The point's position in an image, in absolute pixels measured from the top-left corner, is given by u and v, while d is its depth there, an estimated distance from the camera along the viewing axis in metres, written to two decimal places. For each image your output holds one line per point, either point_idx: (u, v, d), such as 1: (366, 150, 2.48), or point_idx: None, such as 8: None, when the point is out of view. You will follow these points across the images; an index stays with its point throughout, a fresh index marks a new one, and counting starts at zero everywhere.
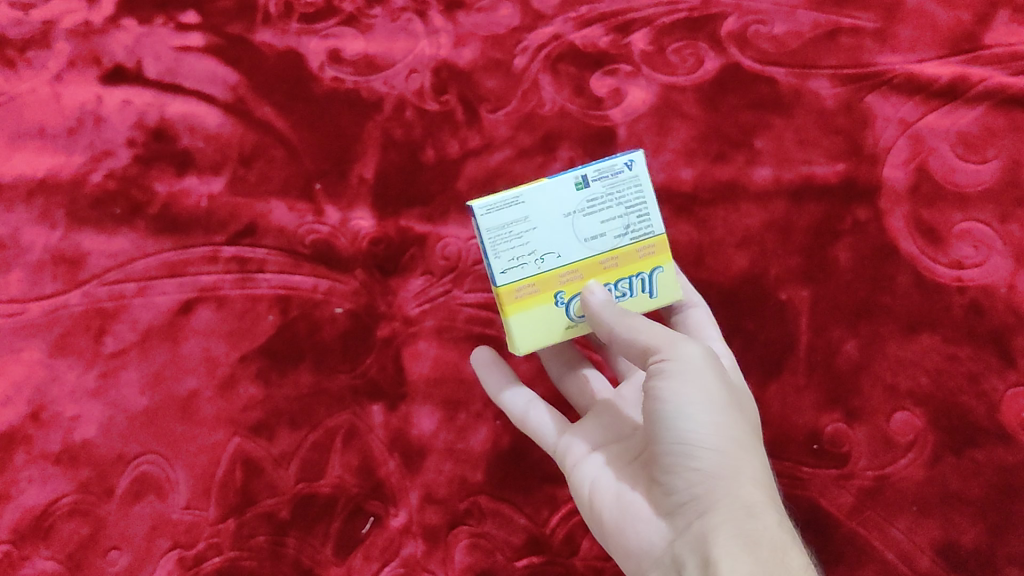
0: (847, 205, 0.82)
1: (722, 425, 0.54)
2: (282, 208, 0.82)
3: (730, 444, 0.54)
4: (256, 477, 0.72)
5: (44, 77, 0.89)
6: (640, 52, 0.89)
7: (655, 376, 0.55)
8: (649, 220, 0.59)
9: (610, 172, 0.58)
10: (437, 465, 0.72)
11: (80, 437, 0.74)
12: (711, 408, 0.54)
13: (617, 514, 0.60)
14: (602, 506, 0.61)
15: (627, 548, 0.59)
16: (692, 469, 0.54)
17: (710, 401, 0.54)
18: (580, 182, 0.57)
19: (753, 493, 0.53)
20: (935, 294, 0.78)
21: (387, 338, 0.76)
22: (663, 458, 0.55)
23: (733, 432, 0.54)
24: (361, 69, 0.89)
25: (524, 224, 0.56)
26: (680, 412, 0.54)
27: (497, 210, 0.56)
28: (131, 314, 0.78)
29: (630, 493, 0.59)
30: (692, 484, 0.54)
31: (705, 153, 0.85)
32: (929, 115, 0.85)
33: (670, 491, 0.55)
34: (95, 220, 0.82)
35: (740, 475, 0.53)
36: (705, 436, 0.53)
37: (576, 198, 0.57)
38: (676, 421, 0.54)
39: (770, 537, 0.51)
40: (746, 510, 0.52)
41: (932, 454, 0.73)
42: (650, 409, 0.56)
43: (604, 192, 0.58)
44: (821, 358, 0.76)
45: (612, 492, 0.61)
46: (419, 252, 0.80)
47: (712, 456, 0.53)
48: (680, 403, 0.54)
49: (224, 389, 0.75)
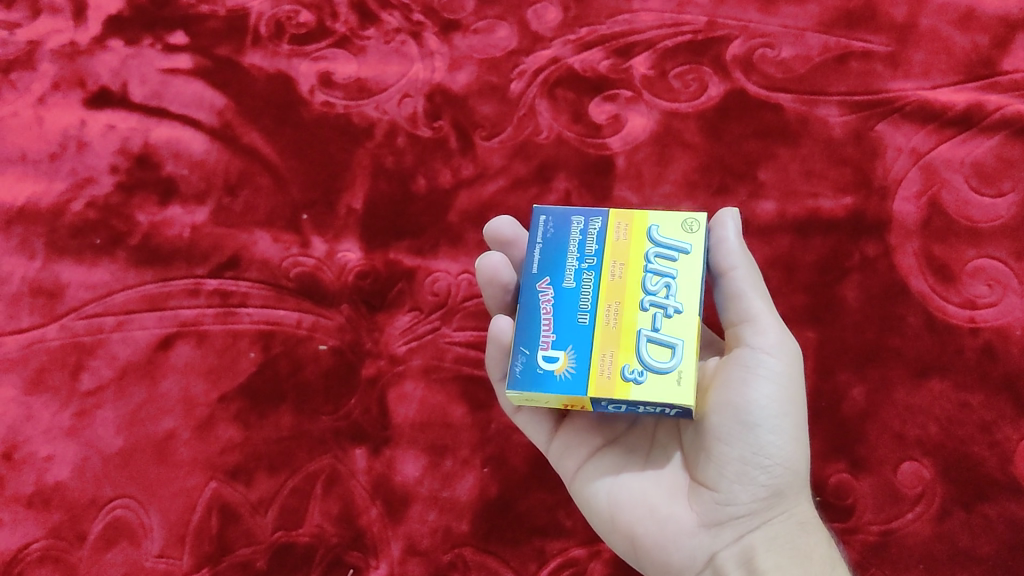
0: (855, 241, 0.78)
1: (796, 440, 0.55)
2: (267, 239, 0.79)
3: (794, 462, 0.55)
4: (232, 525, 0.69)
5: (27, 99, 0.88)
6: (640, 77, 0.87)
7: (747, 368, 0.54)
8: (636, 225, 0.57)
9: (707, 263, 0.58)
10: (421, 514, 0.69)
11: (53, 479, 0.71)
12: (788, 420, 0.54)
13: (650, 529, 0.56)
14: (629, 515, 0.57)
15: (663, 562, 0.56)
16: (761, 482, 0.54)
17: (790, 412, 0.55)
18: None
19: (801, 510, 0.56)
20: (946, 336, 0.74)
21: (372, 378, 0.74)
22: (730, 463, 0.54)
23: (802, 446, 0.56)
24: (353, 93, 0.87)
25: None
26: (771, 418, 0.53)
27: None
28: (110, 349, 0.75)
29: (661, 502, 0.56)
30: (758, 495, 0.54)
31: (707, 185, 0.81)
32: (943, 145, 0.82)
33: (727, 501, 0.54)
34: (75, 250, 0.79)
35: (794, 491, 0.56)
36: (780, 450, 0.54)
37: None
38: (761, 428, 0.53)
39: (820, 553, 0.55)
40: (799, 526, 0.55)
41: (941, 508, 0.69)
42: (727, 408, 0.54)
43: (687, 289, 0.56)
44: (825, 405, 0.73)
45: (637, 500, 0.57)
46: (407, 287, 0.77)
47: (780, 473, 0.55)
48: (773, 411, 0.53)
49: (202, 430, 0.72)
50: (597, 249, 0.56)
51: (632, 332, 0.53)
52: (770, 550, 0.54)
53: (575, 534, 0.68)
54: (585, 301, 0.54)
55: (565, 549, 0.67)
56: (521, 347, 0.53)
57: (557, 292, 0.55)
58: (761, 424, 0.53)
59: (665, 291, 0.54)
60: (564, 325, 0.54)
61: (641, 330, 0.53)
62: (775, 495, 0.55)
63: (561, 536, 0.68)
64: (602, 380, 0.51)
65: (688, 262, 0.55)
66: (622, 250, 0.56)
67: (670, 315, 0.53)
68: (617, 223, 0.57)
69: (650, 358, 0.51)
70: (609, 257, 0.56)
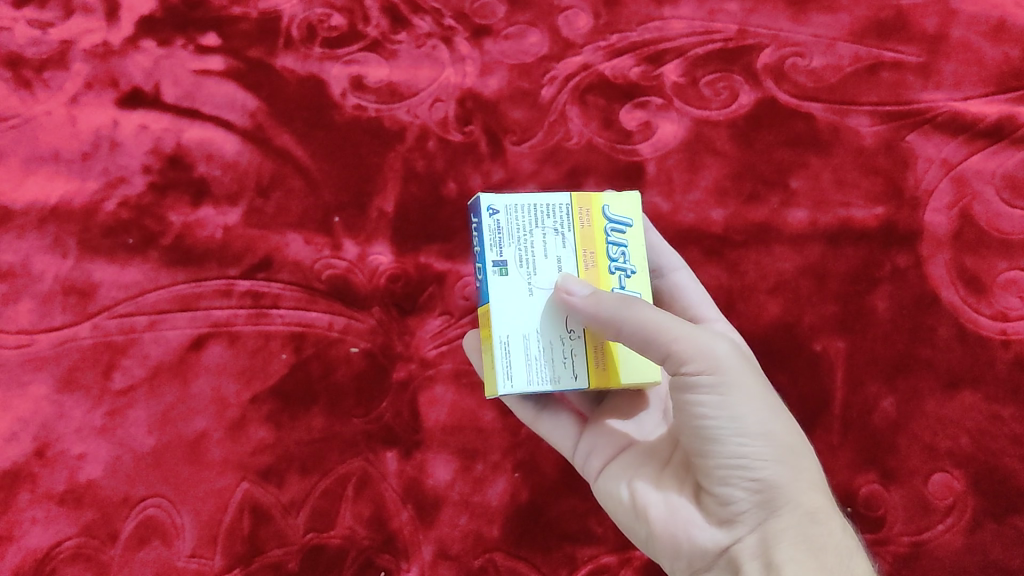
0: (885, 251, 0.78)
1: (769, 437, 0.54)
2: (299, 241, 0.79)
3: (778, 451, 0.54)
4: (263, 526, 0.71)
5: (60, 98, 0.84)
6: (671, 84, 0.86)
7: (688, 390, 0.54)
8: (549, 205, 0.56)
9: (498, 239, 0.54)
10: (452, 519, 0.72)
11: (85, 477, 0.72)
12: (752, 419, 0.53)
13: (661, 524, 0.58)
14: (644, 514, 0.59)
15: (677, 557, 0.57)
16: (747, 480, 0.53)
17: (753, 411, 0.54)
18: (501, 267, 0.54)
19: (809, 498, 0.54)
20: (978, 347, 0.76)
21: (403, 381, 0.75)
22: (710, 471, 0.54)
23: (781, 438, 0.54)
24: (385, 97, 0.85)
25: (505, 369, 0.53)
26: (734, 423, 0.53)
27: (504, 373, 0.53)
28: (142, 348, 0.75)
29: (670, 497, 0.58)
30: (749, 494, 0.54)
31: (738, 193, 0.81)
32: (974, 156, 0.82)
33: (723, 502, 0.55)
34: (107, 250, 0.79)
35: (793, 482, 0.54)
36: (755, 448, 0.53)
37: (520, 283, 0.54)
38: (724, 436, 0.53)
39: (828, 541, 0.53)
40: (810, 517, 0.54)
41: (973, 520, 0.72)
42: (690, 428, 0.55)
43: (517, 253, 0.55)
44: (856, 416, 0.74)
45: (649, 497, 0.59)
46: (437, 291, 0.78)
47: (764, 467, 0.53)
48: (725, 419, 0.53)
49: (234, 431, 0.73)
50: (609, 250, 0.57)
51: None
52: (779, 546, 0.53)
53: (605, 540, 0.73)
54: None
55: (595, 556, 0.72)
56: None
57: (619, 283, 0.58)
58: (725, 431, 0.53)
59: None
60: None
61: None
62: (769, 492, 0.54)
63: (591, 543, 0.72)
64: None
65: None
66: (591, 238, 0.56)
67: None
68: (578, 207, 0.56)
69: None
70: (600, 249, 0.56)
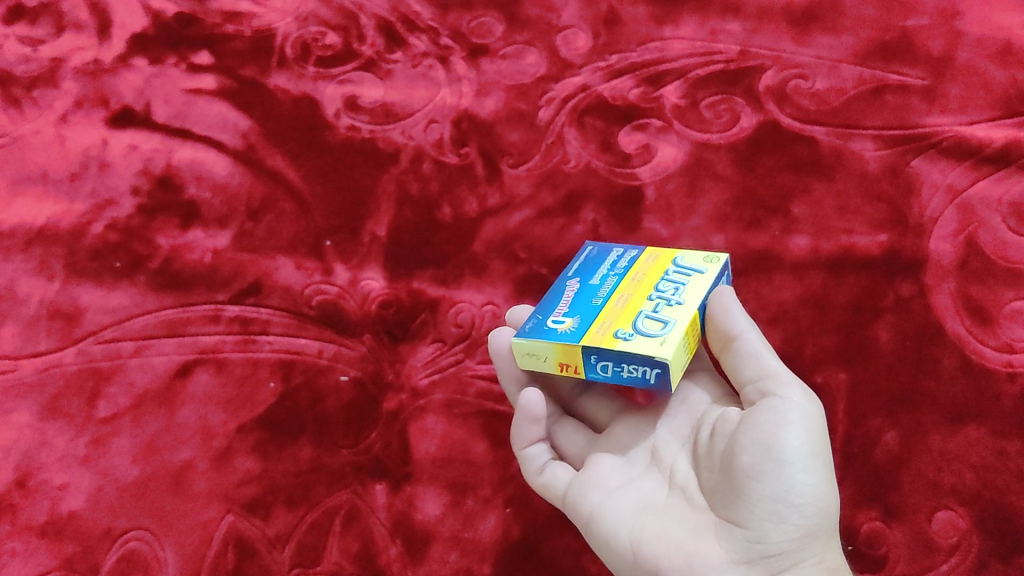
0: (890, 280, 0.76)
1: (825, 481, 0.53)
2: (290, 266, 0.78)
3: (826, 504, 0.52)
4: (248, 561, 0.67)
5: (49, 117, 0.86)
6: (671, 106, 0.84)
7: (771, 412, 0.52)
8: None
9: None
10: (442, 555, 0.68)
11: (67, 509, 0.69)
12: (818, 459, 0.52)
13: (676, 563, 0.52)
14: (655, 555, 0.53)
15: None
16: (794, 521, 0.51)
17: (819, 451, 0.52)
18: None
19: (829, 554, 0.53)
20: (983, 380, 0.72)
21: (394, 412, 0.72)
22: (758, 501, 0.51)
23: (831, 489, 0.53)
24: (379, 118, 0.85)
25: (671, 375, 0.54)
26: (802, 456, 0.51)
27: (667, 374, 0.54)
28: (127, 376, 0.74)
29: (686, 538, 0.53)
30: (789, 536, 0.51)
31: (739, 219, 0.79)
32: (980, 183, 0.79)
33: (759, 538, 0.51)
34: (94, 273, 0.78)
35: (823, 537, 0.53)
36: (812, 491, 0.51)
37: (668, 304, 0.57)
38: (794, 467, 0.51)
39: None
40: (829, 571, 0.52)
41: (978, 559, 0.66)
42: (756, 448, 0.51)
43: None
44: (857, 451, 0.70)
45: (661, 538, 0.53)
46: (430, 318, 0.76)
47: (811, 513, 0.52)
48: (803, 451, 0.51)
49: (220, 461, 0.71)
50: (609, 278, 0.61)
51: (634, 310, 0.56)
52: None
53: None
54: (602, 292, 0.60)
55: None
56: (538, 314, 0.59)
57: (580, 286, 0.61)
58: (792, 465, 0.51)
59: (674, 290, 0.58)
60: (579, 302, 0.59)
61: (642, 310, 0.56)
62: (806, 536, 0.52)
63: None
64: (595, 335, 0.55)
65: (699, 278, 0.59)
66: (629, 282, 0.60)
67: (672, 303, 0.56)
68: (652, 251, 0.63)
69: (643, 326, 0.55)
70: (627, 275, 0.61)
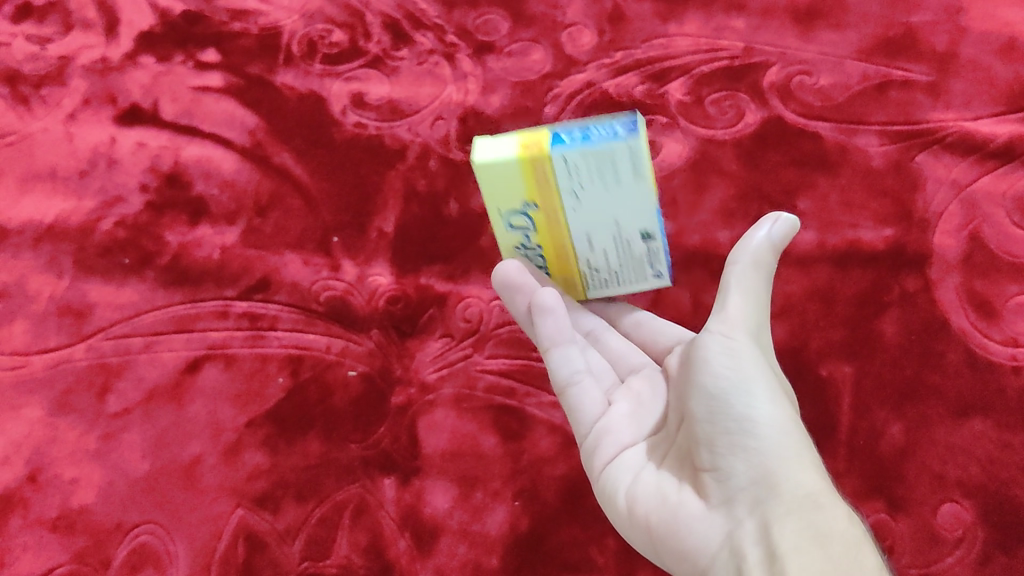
0: (895, 274, 0.76)
1: (781, 410, 0.52)
2: (297, 262, 0.78)
3: (789, 432, 0.51)
4: (259, 553, 0.68)
5: (58, 115, 0.86)
6: (676, 102, 0.85)
7: (713, 352, 0.54)
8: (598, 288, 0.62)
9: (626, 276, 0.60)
10: (450, 548, 0.68)
11: (77, 503, 0.70)
12: (763, 388, 0.52)
13: (661, 517, 0.53)
14: (646, 512, 0.54)
15: (679, 551, 0.52)
16: (752, 448, 0.50)
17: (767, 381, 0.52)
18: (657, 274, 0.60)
19: (810, 480, 0.49)
20: (989, 374, 0.72)
21: (402, 406, 0.73)
22: (714, 439, 0.51)
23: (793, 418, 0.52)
24: (386, 114, 0.85)
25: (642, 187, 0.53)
26: (741, 387, 0.52)
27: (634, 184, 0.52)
28: (137, 371, 0.74)
29: (672, 492, 0.54)
30: (750, 469, 0.50)
31: (744, 214, 0.79)
32: (984, 178, 0.80)
33: (721, 475, 0.51)
34: (103, 269, 0.78)
35: (799, 462, 0.50)
36: (764, 417, 0.51)
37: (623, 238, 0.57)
38: (735, 398, 0.51)
39: (830, 524, 0.47)
40: (811, 499, 0.48)
41: (983, 553, 0.67)
42: (699, 393, 0.53)
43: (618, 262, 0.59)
44: (863, 443, 0.71)
45: (651, 494, 0.55)
46: (438, 313, 0.76)
47: (770, 439, 0.51)
48: (738, 379, 0.52)
49: (229, 456, 0.71)
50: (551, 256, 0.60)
51: None
52: (779, 521, 0.48)
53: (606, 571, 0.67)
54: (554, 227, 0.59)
55: None
56: None
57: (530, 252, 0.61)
58: (732, 395, 0.52)
59: None
60: None
61: None
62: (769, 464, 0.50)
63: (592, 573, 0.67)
64: None
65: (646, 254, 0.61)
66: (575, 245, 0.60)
67: None
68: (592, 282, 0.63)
69: None
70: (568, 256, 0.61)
